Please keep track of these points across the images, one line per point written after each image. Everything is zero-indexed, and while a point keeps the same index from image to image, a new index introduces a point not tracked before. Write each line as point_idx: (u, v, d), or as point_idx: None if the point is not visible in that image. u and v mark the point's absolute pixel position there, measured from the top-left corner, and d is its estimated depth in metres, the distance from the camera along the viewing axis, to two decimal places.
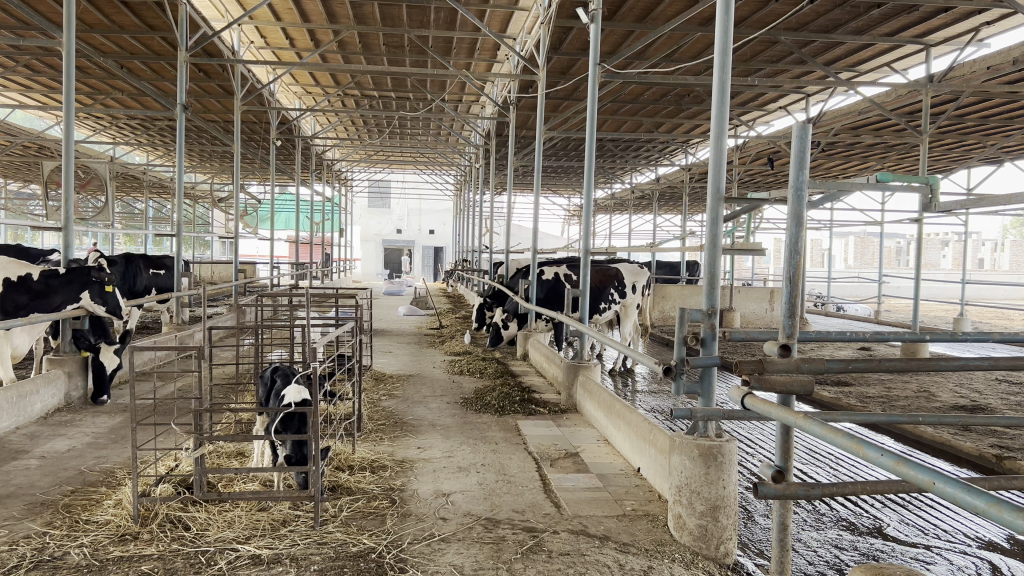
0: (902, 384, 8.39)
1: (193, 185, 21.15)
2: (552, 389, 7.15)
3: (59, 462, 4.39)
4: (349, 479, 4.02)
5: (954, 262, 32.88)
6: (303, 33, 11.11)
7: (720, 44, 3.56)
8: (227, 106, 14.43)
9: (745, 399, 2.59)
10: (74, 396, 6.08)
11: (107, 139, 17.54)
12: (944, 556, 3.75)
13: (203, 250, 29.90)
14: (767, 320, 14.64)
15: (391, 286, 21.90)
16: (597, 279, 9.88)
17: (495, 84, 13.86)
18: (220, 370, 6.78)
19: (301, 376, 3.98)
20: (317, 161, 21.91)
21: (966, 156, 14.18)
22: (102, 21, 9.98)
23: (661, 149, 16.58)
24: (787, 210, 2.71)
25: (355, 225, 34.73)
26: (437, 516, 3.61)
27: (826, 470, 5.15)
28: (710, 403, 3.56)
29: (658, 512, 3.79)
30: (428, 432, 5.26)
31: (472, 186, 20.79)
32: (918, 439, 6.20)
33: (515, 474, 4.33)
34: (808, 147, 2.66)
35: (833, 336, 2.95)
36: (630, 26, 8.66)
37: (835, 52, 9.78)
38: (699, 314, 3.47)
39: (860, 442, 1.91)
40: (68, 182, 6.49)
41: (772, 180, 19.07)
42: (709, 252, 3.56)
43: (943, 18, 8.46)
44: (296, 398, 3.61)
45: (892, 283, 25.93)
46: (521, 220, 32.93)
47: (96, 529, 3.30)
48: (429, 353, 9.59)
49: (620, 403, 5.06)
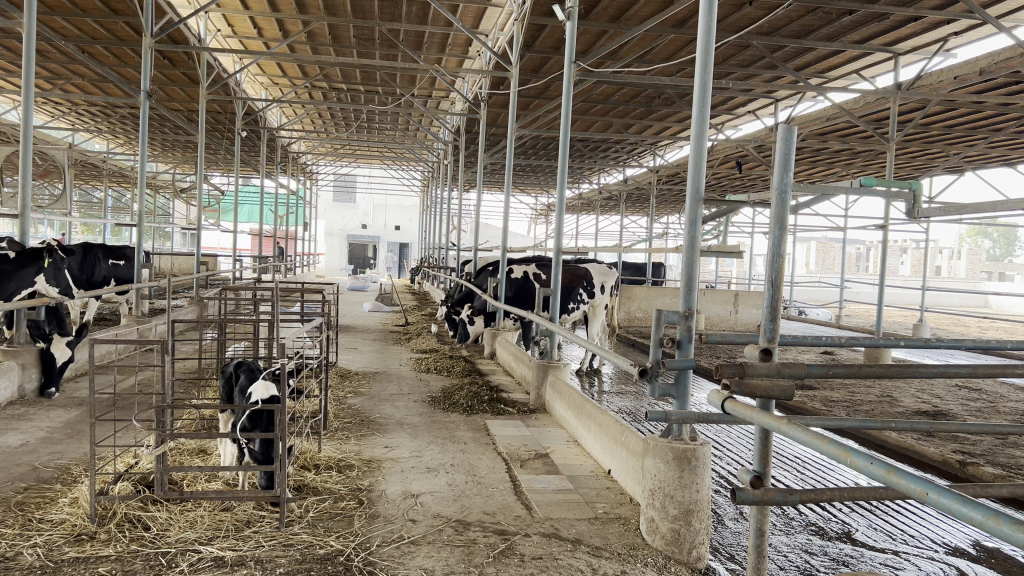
0: (866, 389, 8.49)
1: (155, 175, 20.79)
2: (520, 388, 7.10)
3: (11, 458, 4.23)
4: (316, 479, 3.92)
5: (912, 268, 33.53)
6: (273, 23, 10.94)
7: (702, 41, 3.53)
8: (191, 95, 14.17)
9: (725, 403, 2.53)
10: (26, 389, 5.89)
11: (66, 126, 17.15)
12: (913, 562, 3.76)
13: (163, 242, 29.40)
14: (731, 323, 14.77)
15: (356, 282, 21.72)
16: (566, 279, 9.86)
17: (465, 80, 13.78)
18: (180, 365, 6.62)
19: (266, 371, 3.88)
20: (283, 153, 21.65)
21: (930, 165, 14.41)
22: (64, 4, 9.71)
23: (630, 150, 16.64)
24: (770, 213, 2.67)
25: (320, 219, 34.45)
26: (407, 517, 3.53)
27: (794, 474, 5.16)
28: (685, 405, 3.52)
29: (630, 515, 3.74)
30: (395, 431, 5.18)
31: (439, 182, 20.70)
32: (883, 443, 6.26)
33: (485, 475, 4.27)
34: (794, 149, 2.62)
35: (810, 341, 2.92)
36: (604, 25, 8.64)
37: (805, 57, 9.87)
38: (676, 316, 3.43)
39: (848, 450, 1.85)
40: (24, 167, 6.25)
41: (739, 183, 19.23)
42: (687, 253, 3.52)
43: (912, 27, 8.58)
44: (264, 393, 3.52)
45: (854, 288, 26.32)
46: (488, 218, 32.91)
47: (50, 529, 3.17)
48: (396, 350, 9.49)
49: (590, 404, 5.02)
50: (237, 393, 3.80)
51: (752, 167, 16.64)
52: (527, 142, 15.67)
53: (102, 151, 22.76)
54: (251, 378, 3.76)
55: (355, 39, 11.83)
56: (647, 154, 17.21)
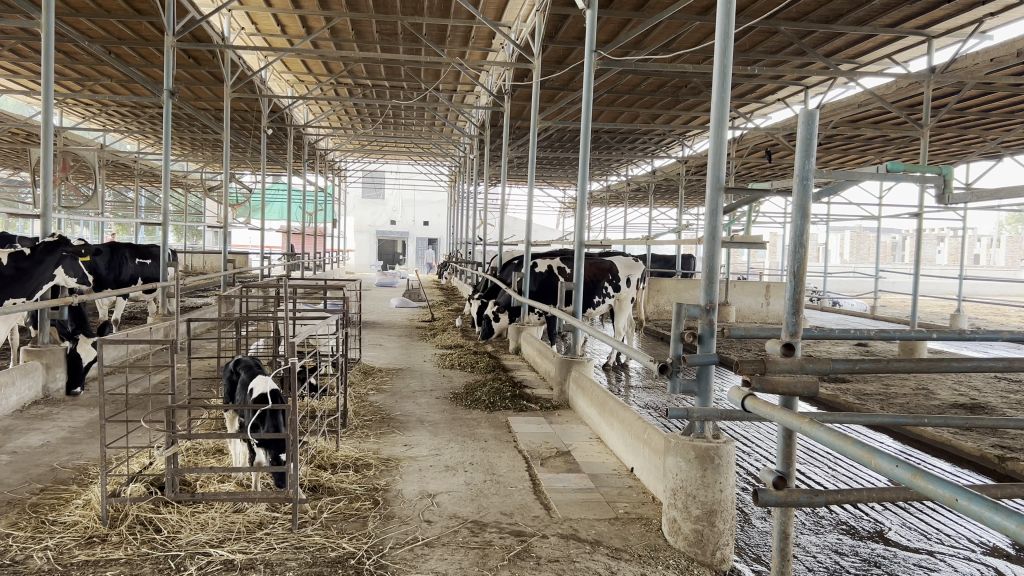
0: (900, 382, 8.29)
1: (185, 174, 20.98)
2: (544, 384, 7.01)
3: (31, 458, 4.23)
4: (332, 478, 3.86)
5: (949, 257, 32.88)
6: (296, 20, 10.94)
7: (721, 25, 3.39)
8: (217, 94, 14.25)
9: (746, 400, 2.41)
10: (51, 389, 5.90)
11: (98, 127, 17.35)
12: (949, 563, 3.61)
13: (195, 240, 29.76)
14: (763, 315, 14.51)
15: (384, 278, 21.76)
16: (591, 272, 9.73)
17: (490, 74, 13.69)
18: (203, 363, 6.62)
19: (266, 366, 3.83)
20: (311, 150, 21.73)
21: (967, 150, 14.06)
22: (89, 5, 9.75)
23: (658, 141, 16.45)
24: (791, 201, 2.54)
25: (349, 216, 34.61)
26: (422, 518, 3.46)
27: (824, 471, 5.01)
28: (707, 402, 3.40)
29: (652, 515, 3.63)
30: (415, 429, 5.11)
31: (466, 177, 20.67)
32: (918, 438, 6.07)
33: (504, 474, 4.19)
34: (816, 134, 2.49)
35: (835, 333, 2.79)
36: (628, 14, 8.49)
37: (835, 43, 9.66)
38: (696, 309, 3.31)
39: (872, 451, 1.73)
40: (45, 167, 6.26)
41: (770, 173, 18.94)
42: (708, 244, 3.39)
43: (946, 10, 8.33)
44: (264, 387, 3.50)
45: (890, 279, 25.88)
46: (516, 212, 32.88)
47: (62, 531, 3.14)
48: (420, 346, 9.44)
49: (613, 401, 4.91)
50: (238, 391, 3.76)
51: (782, 156, 16.35)
52: (553, 135, 15.58)
53: (134, 150, 23.05)
54: (251, 373, 3.74)
55: (378, 35, 11.82)
56: (674, 145, 17.02)
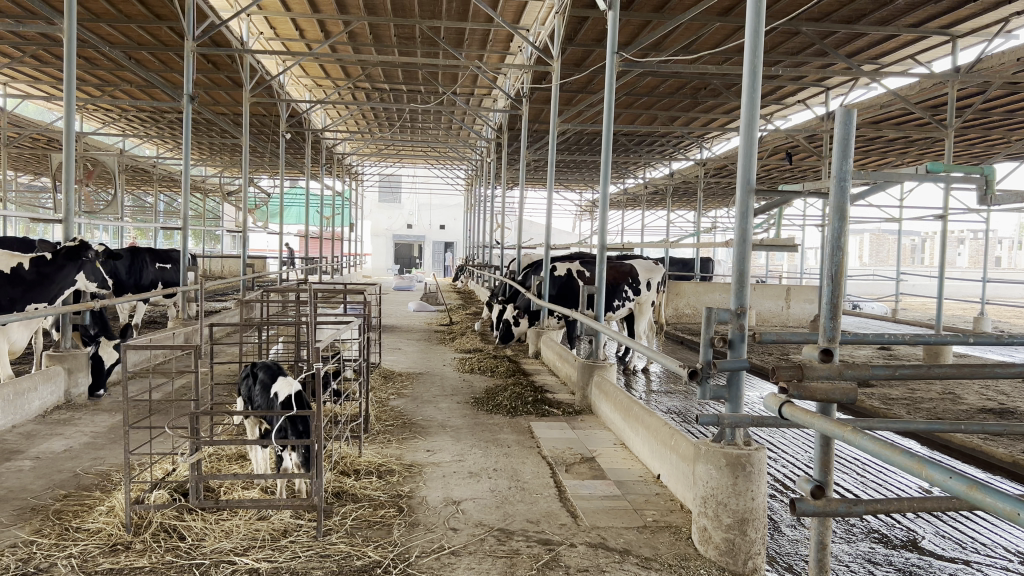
0: (926, 386, 8.17)
1: (204, 178, 21.08)
2: (565, 389, 6.96)
3: (54, 464, 4.22)
4: (355, 484, 3.82)
5: (970, 260, 32.59)
6: (314, 24, 10.96)
7: (750, 24, 3.33)
8: (236, 99, 14.28)
9: (783, 407, 2.33)
10: (74, 393, 5.87)
11: (117, 132, 17.45)
12: (985, 573, 3.52)
13: (213, 245, 29.94)
14: (783, 318, 14.39)
15: (402, 282, 21.78)
16: (611, 275, 9.65)
17: (507, 77, 13.66)
18: (224, 368, 6.61)
19: (284, 367, 3.83)
20: (328, 153, 21.75)
21: (990, 152, 13.90)
22: (110, 11, 9.80)
23: (676, 143, 16.38)
24: (828, 203, 2.47)
25: (366, 220, 34.72)
26: (447, 526, 3.41)
27: (853, 477, 4.93)
28: (737, 408, 3.33)
29: (682, 523, 3.56)
30: (437, 434, 5.07)
31: (483, 181, 20.68)
32: (947, 444, 5.97)
33: (529, 480, 4.13)
34: (854, 134, 2.41)
35: (871, 338, 2.71)
36: (648, 16, 8.44)
37: (857, 43, 9.56)
38: (727, 314, 3.25)
39: (923, 462, 1.65)
40: (67, 172, 6.28)
41: (790, 175, 18.82)
42: (738, 248, 3.33)
43: (971, 9, 8.21)
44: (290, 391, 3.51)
45: (911, 282, 25.65)
46: (532, 216, 32.87)
47: (86, 539, 3.11)
48: (440, 350, 9.41)
49: (638, 406, 4.85)
50: (258, 393, 3.76)
51: (803, 159, 16.22)
52: (571, 138, 15.57)
53: (153, 156, 23.21)
54: (271, 374, 3.74)
55: (396, 39, 11.82)
56: (692, 147, 16.95)
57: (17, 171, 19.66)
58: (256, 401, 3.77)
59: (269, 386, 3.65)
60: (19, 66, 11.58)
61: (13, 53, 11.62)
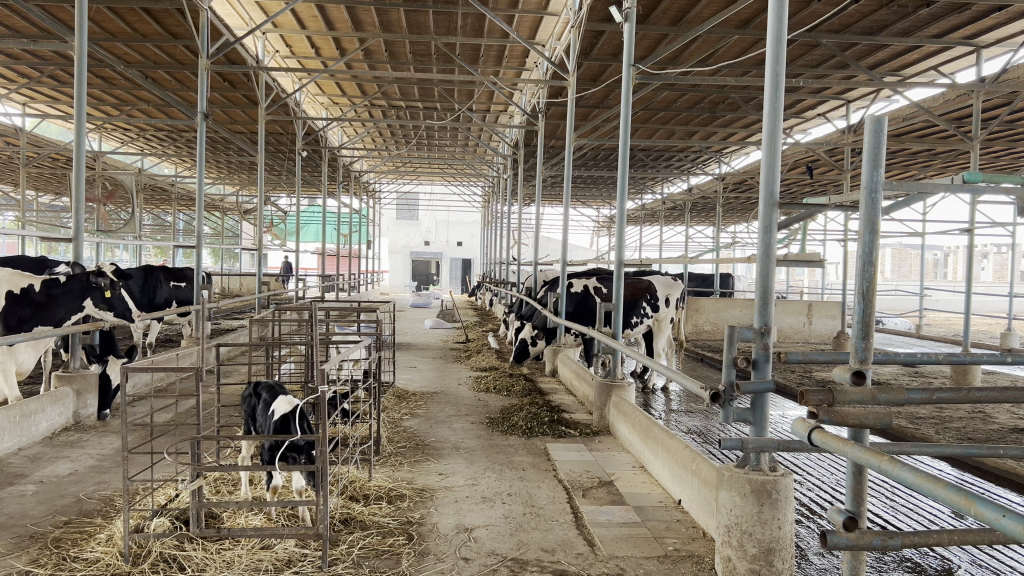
0: (956, 406, 7.91)
1: (221, 197, 21.15)
2: (584, 408, 6.78)
3: (56, 488, 4.11)
4: (364, 511, 3.68)
5: (995, 273, 32.21)
6: (329, 41, 10.98)
7: (772, 31, 3.20)
8: (252, 116, 14.30)
9: (813, 434, 2.15)
10: (82, 415, 5.78)
11: (135, 151, 17.50)
12: None
13: (232, 263, 30.06)
14: (805, 334, 14.13)
15: (418, 300, 21.67)
16: (629, 292, 9.51)
17: (523, 92, 13.56)
18: (235, 388, 6.52)
19: (286, 387, 3.75)
20: (345, 171, 21.78)
21: (1017, 163, 13.63)
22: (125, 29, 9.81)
23: (694, 157, 16.23)
24: (859, 217, 2.31)
25: (383, 237, 34.74)
26: (459, 555, 3.27)
27: (883, 501, 4.74)
28: (762, 432, 3.17)
29: (704, 553, 3.40)
30: (451, 456, 4.93)
31: (500, 197, 20.61)
32: (980, 465, 5.77)
33: (544, 506, 3.99)
34: (885, 142, 2.26)
35: (906, 359, 2.55)
36: (664, 29, 8.34)
37: (879, 55, 9.40)
38: (750, 332, 3.11)
39: (971, 497, 1.48)
40: (77, 190, 6.18)
41: (811, 190, 18.61)
42: (761, 264, 3.18)
43: (995, 19, 8.05)
44: (288, 408, 3.44)
45: (936, 298, 25.31)
46: (550, 233, 32.87)
47: (83, 568, 2.99)
48: (455, 368, 9.25)
49: (657, 428, 4.70)
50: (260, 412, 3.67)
51: (824, 173, 16.02)
52: (587, 153, 15.46)
53: (171, 174, 23.34)
54: (273, 393, 3.65)
55: (412, 55, 11.79)
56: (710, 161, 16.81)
57: (37, 190, 19.77)
58: (258, 419, 3.68)
59: (270, 404, 3.56)
60: (36, 86, 11.64)
61: (29, 73, 11.66)
